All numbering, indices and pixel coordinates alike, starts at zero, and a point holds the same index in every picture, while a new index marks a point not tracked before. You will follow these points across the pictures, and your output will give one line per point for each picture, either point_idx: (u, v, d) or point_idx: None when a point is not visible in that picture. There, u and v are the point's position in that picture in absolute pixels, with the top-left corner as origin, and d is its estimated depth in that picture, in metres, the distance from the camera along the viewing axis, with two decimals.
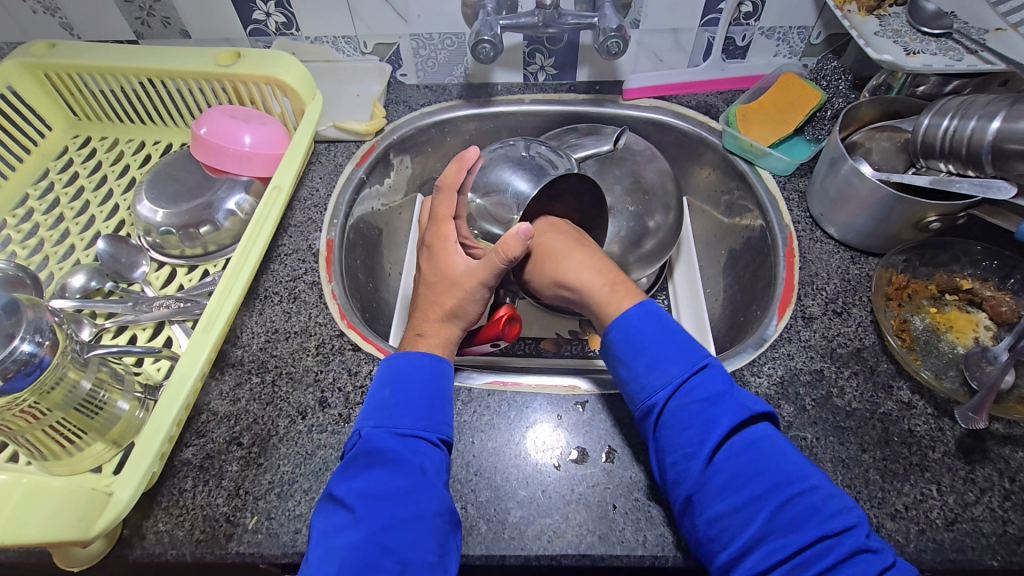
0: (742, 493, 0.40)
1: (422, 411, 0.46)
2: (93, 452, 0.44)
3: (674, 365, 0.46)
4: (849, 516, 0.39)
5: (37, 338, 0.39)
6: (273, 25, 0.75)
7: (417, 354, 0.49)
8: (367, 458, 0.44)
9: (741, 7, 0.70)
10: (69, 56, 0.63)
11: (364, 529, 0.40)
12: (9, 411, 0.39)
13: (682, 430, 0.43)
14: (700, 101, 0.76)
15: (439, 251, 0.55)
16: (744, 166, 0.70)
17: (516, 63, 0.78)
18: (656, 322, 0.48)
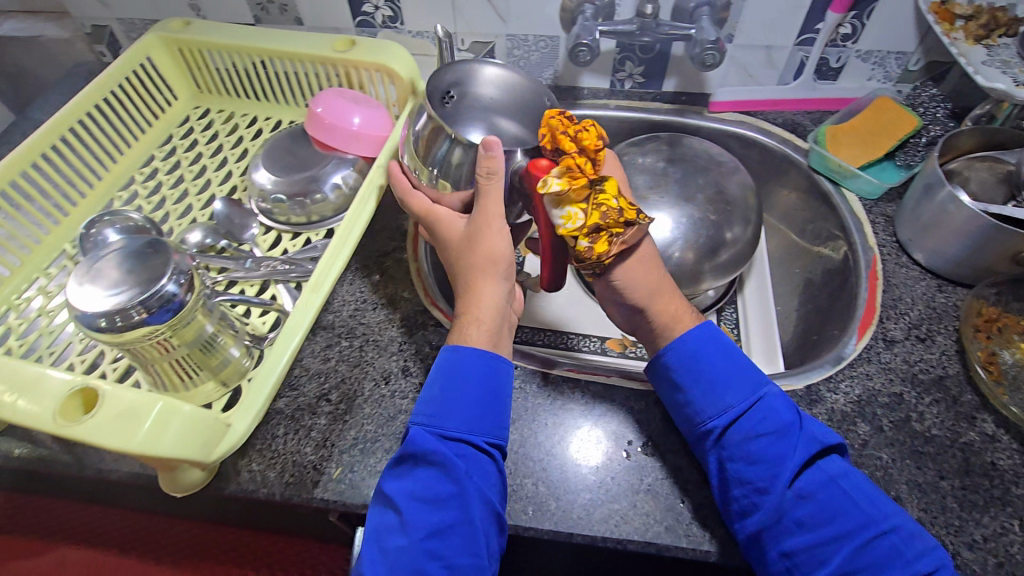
0: (821, 532, 0.42)
1: (473, 413, 0.46)
2: (205, 390, 0.49)
3: (730, 394, 0.47)
4: (930, 559, 0.41)
5: (179, 279, 0.44)
6: (379, 18, 0.80)
7: (470, 349, 0.47)
8: (413, 460, 0.44)
9: (840, 29, 0.70)
10: (201, 34, 0.69)
11: (409, 535, 0.42)
12: (148, 340, 0.43)
13: (750, 461, 0.45)
14: (787, 119, 0.77)
15: (447, 227, 0.52)
16: (829, 186, 0.70)
17: (605, 69, 0.80)
18: (715, 346, 0.50)
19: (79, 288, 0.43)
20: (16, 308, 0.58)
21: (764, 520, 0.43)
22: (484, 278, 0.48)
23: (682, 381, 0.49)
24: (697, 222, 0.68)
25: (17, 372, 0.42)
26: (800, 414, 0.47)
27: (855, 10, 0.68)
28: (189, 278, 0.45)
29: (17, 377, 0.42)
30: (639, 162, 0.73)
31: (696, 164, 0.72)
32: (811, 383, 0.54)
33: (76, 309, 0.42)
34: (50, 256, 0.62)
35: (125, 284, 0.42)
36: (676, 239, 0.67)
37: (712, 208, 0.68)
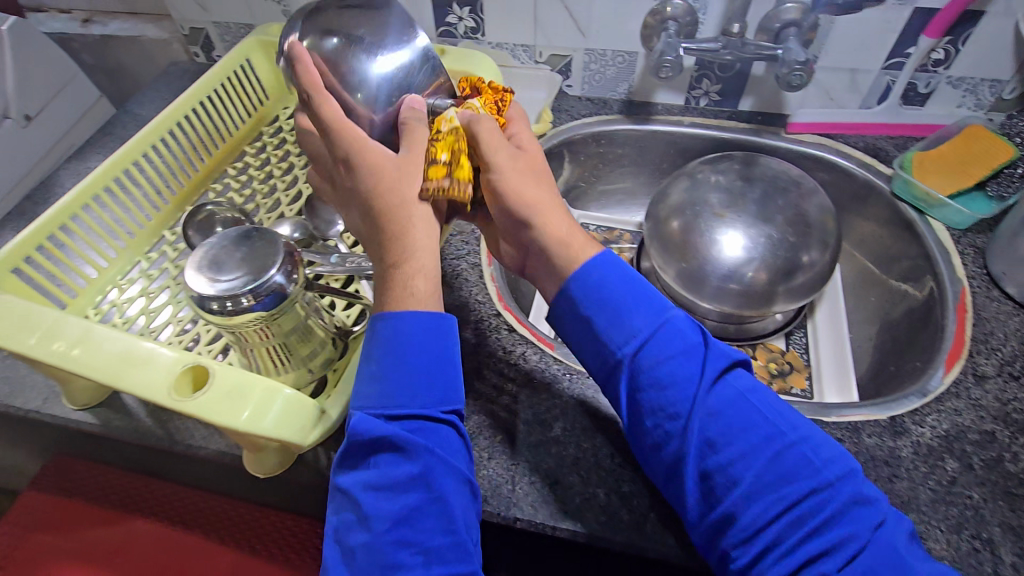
0: (733, 450, 0.41)
1: (415, 383, 0.43)
2: (291, 378, 0.52)
3: (640, 317, 0.46)
4: (841, 466, 0.41)
5: (286, 272, 0.46)
6: (462, 29, 0.83)
7: (408, 314, 0.45)
8: (366, 445, 0.42)
9: (931, 54, 0.69)
10: None
11: (372, 529, 0.40)
12: (252, 327, 0.46)
13: (658, 387, 0.44)
14: (869, 143, 0.76)
15: (375, 160, 0.48)
16: (914, 214, 0.68)
17: (681, 86, 0.81)
18: (614, 267, 0.48)
19: (196, 268, 0.46)
20: (120, 288, 0.62)
21: (725, 505, 0.40)
22: (413, 218, 0.48)
23: (594, 304, 0.47)
24: (772, 242, 0.68)
25: (133, 351, 0.46)
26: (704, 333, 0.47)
27: (950, 36, 0.67)
28: (298, 270, 0.47)
29: (133, 355, 0.46)
30: (713, 180, 0.73)
31: (773, 185, 0.71)
32: (895, 414, 0.52)
33: (190, 288, 0.45)
34: (151, 241, 0.66)
35: (238, 270, 0.45)
36: (749, 258, 0.67)
37: (787, 230, 0.68)
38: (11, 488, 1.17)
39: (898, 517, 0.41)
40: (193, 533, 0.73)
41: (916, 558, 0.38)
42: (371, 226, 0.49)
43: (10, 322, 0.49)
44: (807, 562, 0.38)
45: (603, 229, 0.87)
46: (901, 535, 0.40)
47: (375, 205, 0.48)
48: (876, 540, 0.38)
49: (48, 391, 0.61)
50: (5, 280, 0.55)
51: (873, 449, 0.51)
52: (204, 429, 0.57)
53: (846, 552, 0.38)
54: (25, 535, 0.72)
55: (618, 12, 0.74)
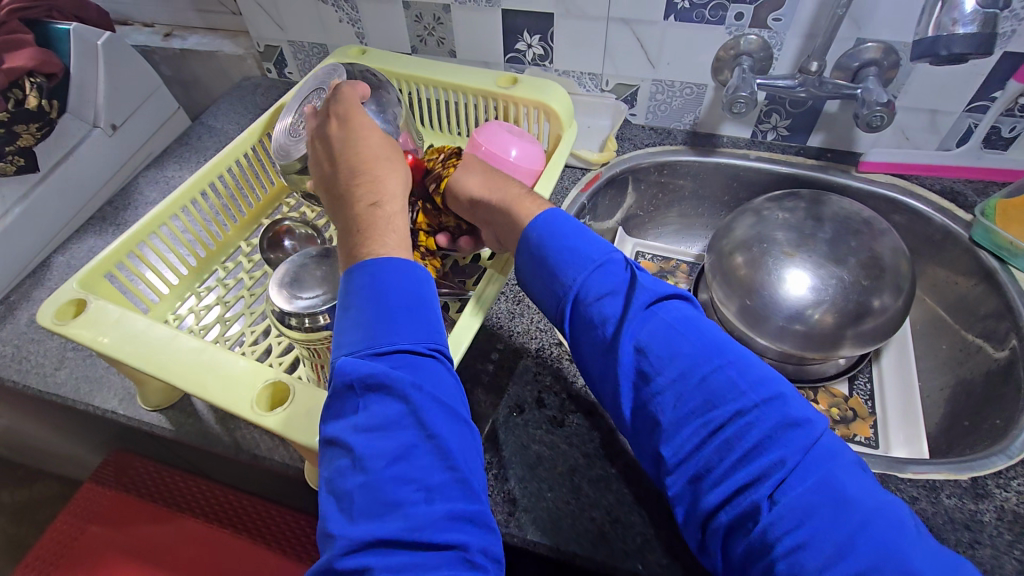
0: (669, 381, 0.41)
1: (398, 319, 0.43)
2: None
3: (574, 258, 0.48)
4: (774, 389, 0.40)
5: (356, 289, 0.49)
6: (530, 55, 0.84)
7: (385, 263, 0.45)
8: (351, 389, 0.40)
9: (1020, 99, 0.67)
10: (376, 61, 0.75)
11: (366, 471, 0.37)
12: (323, 344, 0.50)
13: (591, 318, 0.46)
14: (946, 186, 0.74)
15: (359, 121, 0.53)
16: (994, 262, 0.66)
17: (749, 120, 0.80)
18: (562, 221, 0.51)
19: (280, 283, 0.49)
20: (197, 296, 0.65)
21: (690, 455, 0.39)
22: (386, 169, 0.52)
23: (545, 248, 0.50)
24: (842, 284, 0.66)
25: (215, 362, 0.47)
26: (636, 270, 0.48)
27: None
28: None
29: (216, 365, 0.47)
30: (779, 217, 0.72)
31: (845, 225, 0.69)
32: (978, 475, 0.50)
33: (272, 302, 0.48)
34: (227, 250, 0.69)
35: (316, 290, 0.48)
36: (816, 298, 0.66)
37: (857, 272, 0.67)
38: (66, 474, 1.22)
39: (840, 449, 0.38)
40: (241, 537, 0.75)
41: (856, 484, 0.36)
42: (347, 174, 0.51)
43: (100, 328, 0.50)
44: (744, 486, 0.37)
45: (659, 259, 0.86)
46: (843, 460, 0.38)
47: (353, 156, 0.52)
48: (807, 462, 0.37)
49: (123, 392, 0.62)
50: (99, 285, 0.57)
51: (953, 511, 0.48)
52: (270, 439, 0.57)
53: (774, 477, 0.36)
54: (84, 527, 0.75)
55: (690, 45, 0.75)
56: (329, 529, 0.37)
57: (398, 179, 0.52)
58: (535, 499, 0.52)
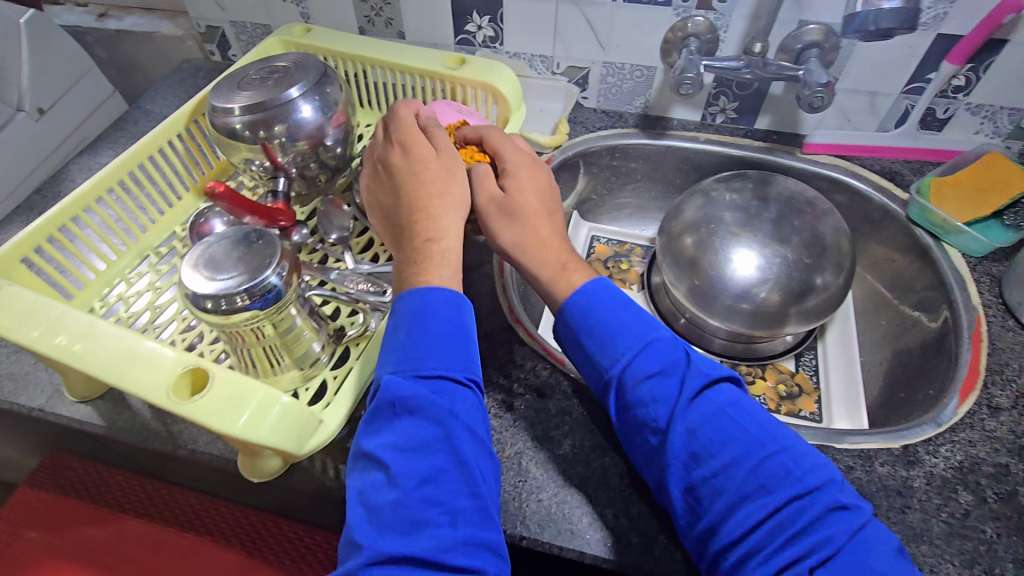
0: (714, 462, 0.41)
1: (446, 349, 0.44)
2: (286, 379, 0.51)
3: (628, 340, 0.47)
4: (821, 474, 0.41)
5: (282, 271, 0.46)
6: (480, 37, 0.83)
7: (433, 292, 0.47)
8: (392, 408, 0.42)
9: (952, 81, 0.69)
10: (319, 40, 0.72)
11: (401, 487, 0.39)
12: (247, 326, 0.46)
13: (641, 402, 0.45)
14: (884, 166, 0.76)
15: (426, 164, 0.54)
16: (929, 239, 0.68)
17: (697, 103, 0.81)
18: (606, 294, 0.50)
19: (193, 265, 0.45)
20: (127, 282, 0.61)
21: (722, 528, 0.40)
22: (445, 206, 0.52)
23: (595, 325, 0.48)
24: (788, 262, 0.68)
25: (136, 349, 0.44)
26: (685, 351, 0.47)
27: (972, 63, 0.67)
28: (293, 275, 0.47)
29: (135, 354, 0.44)
30: (727, 198, 0.73)
31: (790, 205, 0.71)
32: (909, 443, 0.52)
33: (185, 286, 0.44)
34: (163, 235, 0.65)
35: (234, 271, 0.45)
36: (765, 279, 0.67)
37: (801, 250, 0.68)
38: (7, 480, 1.16)
39: (885, 533, 0.39)
40: (187, 535, 0.72)
41: (890, 562, 0.37)
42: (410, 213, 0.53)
43: (13, 314, 0.47)
44: (790, 564, 0.38)
45: (614, 242, 0.87)
46: (888, 546, 0.38)
47: (416, 197, 0.53)
48: (857, 544, 0.37)
49: (51, 387, 0.59)
50: (16, 272, 0.54)
51: (886, 479, 0.50)
52: (208, 433, 0.55)
53: (820, 554, 0.37)
54: (17, 532, 0.71)
55: (639, 27, 0.75)
56: (356, 539, 0.38)
57: (456, 216, 0.52)
58: None
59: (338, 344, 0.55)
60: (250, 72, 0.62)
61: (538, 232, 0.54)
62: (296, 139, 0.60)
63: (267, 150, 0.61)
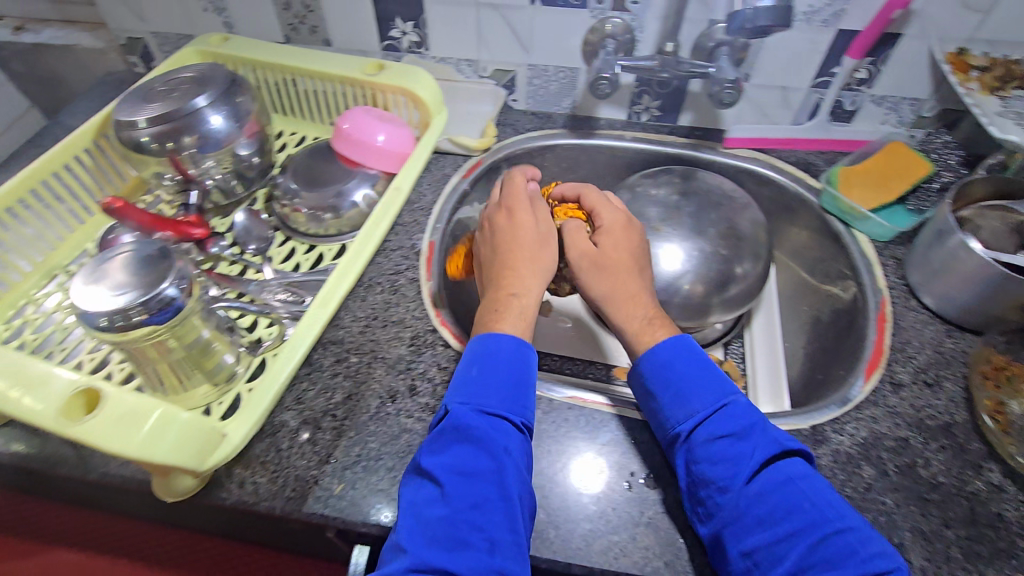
0: (778, 528, 0.42)
1: (505, 392, 0.50)
2: (199, 393, 0.50)
3: (700, 398, 0.50)
4: (886, 560, 0.40)
5: (180, 284, 0.45)
6: (405, 43, 0.83)
7: (504, 338, 0.53)
8: (454, 433, 0.47)
9: (855, 74, 0.72)
10: (236, 49, 0.71)
11: (451, 505, 0.43)
12: (149, 339, 0.45)
13: (709, 462, 0.46)
14: (799, 157, 0.78)
15: (519, 222, 0.61)
16: (840, 226, 0.70)
17: (622, 102, 0.83)
18: (683, 354, 0.53)
19: (87, 285, 0.44)
20: (35, 303, 0.59)
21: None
22: (533, 269, 0.58)
23: (668, 379, 0.52)
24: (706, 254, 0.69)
25: (25, 371, 0.42)
26: (762, 417, 0.49)
27: (871, 56, 0.70)
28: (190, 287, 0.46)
29: (25, 375, 0.42)
30: (651, 194, 0.74)
31: (708, 200, 0.73)
32: (817, 422, 0.54)
33: (78, 307, 0.43)
34: (72, 254, 0.64)
35: (128, 287, 0.43)
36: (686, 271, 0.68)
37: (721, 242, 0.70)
38: None
39: None
40: None
41: None
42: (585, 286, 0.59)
43: None
44: None
45: None
46: None
47: (509, 251, 0.59)
48: None
49: None
50: None
51: None
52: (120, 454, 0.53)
53: None
54: None
55: (559, 29, 0.76)
56: (401, 542, 0.42)
57: (540, 276, 0.58)
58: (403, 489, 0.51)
59: (253, 356, 0.54)
60: (157, 85, 0.61)
61: (638, 291, 0.58)
62: (207, 150, 0.60)
63: (175, 162, 0.60)
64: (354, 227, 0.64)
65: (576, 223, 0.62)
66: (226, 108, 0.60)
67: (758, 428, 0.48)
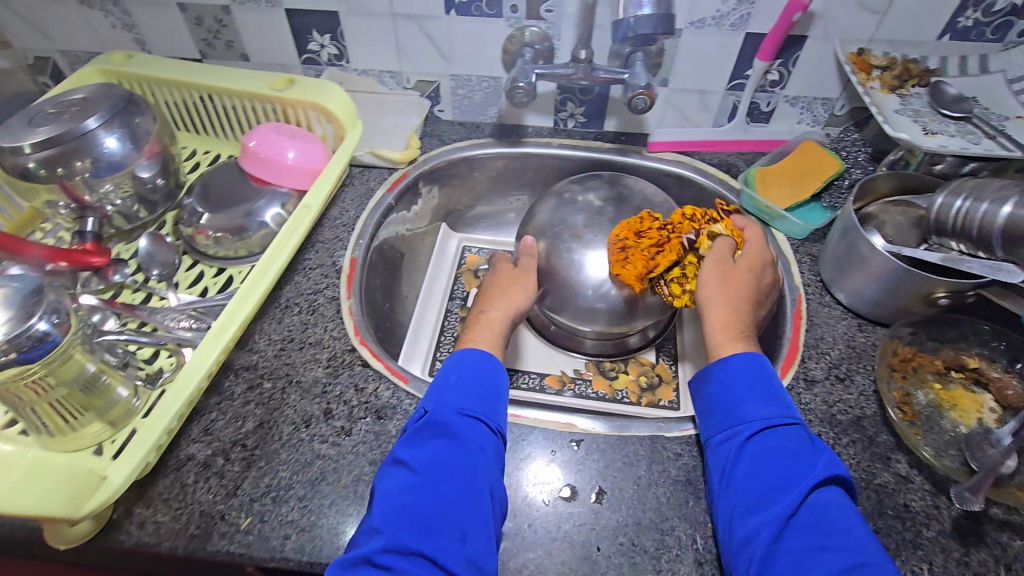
0: (829, 539, 0.41)
1: (485, 398, 0.52)
2: (90, 432, 0.48)
3: (774, 407, 0.50)
4: None
5: (53, 318, 0.42)
6: (325, 56, 0.81)
7: (472, 351, 0.56)
8: (434, 430, 0.49)
9: (767, 76, 0.73)
10: (140, 67, 0.68)
11: (422, 492, 0.44)
12: (20, 381, 0.42)
13: (776, 465, 0.46)
14: (722, 159, 0.79)
15: (501, 266, 0.69)
16: (760, 226, 0.72)
17: (547, 109, 0.82)
18: (770, 373, 0.52)
19: None
20: None
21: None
22: (503, 299, 0.64)
23: (732, 386, 0.52)
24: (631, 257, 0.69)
25: None
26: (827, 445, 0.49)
27: (781, 59, 0.71)
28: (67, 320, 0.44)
29: None
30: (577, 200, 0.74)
31: (632, 205, 0.73)
32: None
33: None
34: None
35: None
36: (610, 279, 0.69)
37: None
38: None
39: None
40: None
41: None
42: (750, 289, 0.59)
43: None
44: None
45: (485, 252, 0.89)
46: None
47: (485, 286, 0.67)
48: None
49: None
50: None
51: None
52: None
53: None
54: None
55: (477, 39, 0.75)
56: (374, 523, 0.43)
57: (508, 304, 0.64)
58: (313, 519, 0.49)
59: (152, 390, 0.52)
60: (45, 108, 0.58)
61: (716, 307, 0.58)
62: (103, 175, 0.58)
63: (68, 190, 0.57)
64: (264, 247, 0.62)
65: (722, 244, 0.62)
66: (121, 130, 0.58)
67: (828, 453, 0.47)
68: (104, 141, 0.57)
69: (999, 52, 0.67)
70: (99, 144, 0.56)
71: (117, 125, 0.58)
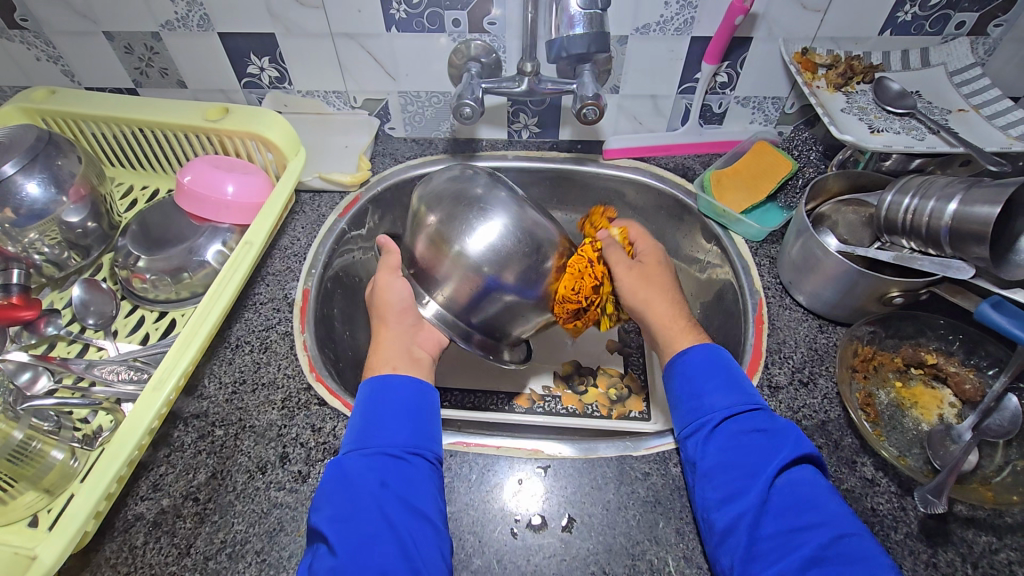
0: (799, 520, 0.43)
1: (393, 424, 0.51)
2: (24, 501, 0.45)
3: (736, 397, 0.51)
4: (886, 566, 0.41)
5: None
6: (266, 79, 0.78)
7: (391, 377, 0.54)
8: (335, 482, 0.47)
9: (716, 78, 0.73)
10: (64, 103, 0.65)
11: (339, 556, 0.42)
12: None
13: (742, 454, 0.48)
14: (678, 162, 0.79)
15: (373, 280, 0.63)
16: (718, 230, 0.72)
17: (500, 121, 0.81)
18: (726, 364, 0.54)
19: None
20: None
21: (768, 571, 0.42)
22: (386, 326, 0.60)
23: (691, 379, 0.53)
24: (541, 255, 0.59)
25: None
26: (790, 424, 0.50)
27: (728, 61, 0.71)
28: None
29: None
30: None
31: None
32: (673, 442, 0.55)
33: None
34: None
35: None
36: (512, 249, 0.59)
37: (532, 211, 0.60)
38: None
39: None
40: None
41: None
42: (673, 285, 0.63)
43: None
44: None
45: None
46: None
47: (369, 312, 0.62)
48: None
49: None
50: None
51: (679, 478, 0.52)
52: None
53: None
54: None
55: (421, 55, 0.73)
56: None
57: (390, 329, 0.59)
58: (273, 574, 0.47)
59: (92, 450, 0.49)
60: None
61: (650, 310, 0.61)
62: (25, 223, 0.55)
63: None
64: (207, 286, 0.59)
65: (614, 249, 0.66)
66: (43, 173, 0.55)
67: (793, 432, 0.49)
68: (24, 185, 0.54)
69: (939, 45, 0.67)
70: (18, 190, 0.53)
71: (39, 169, 0.55)
